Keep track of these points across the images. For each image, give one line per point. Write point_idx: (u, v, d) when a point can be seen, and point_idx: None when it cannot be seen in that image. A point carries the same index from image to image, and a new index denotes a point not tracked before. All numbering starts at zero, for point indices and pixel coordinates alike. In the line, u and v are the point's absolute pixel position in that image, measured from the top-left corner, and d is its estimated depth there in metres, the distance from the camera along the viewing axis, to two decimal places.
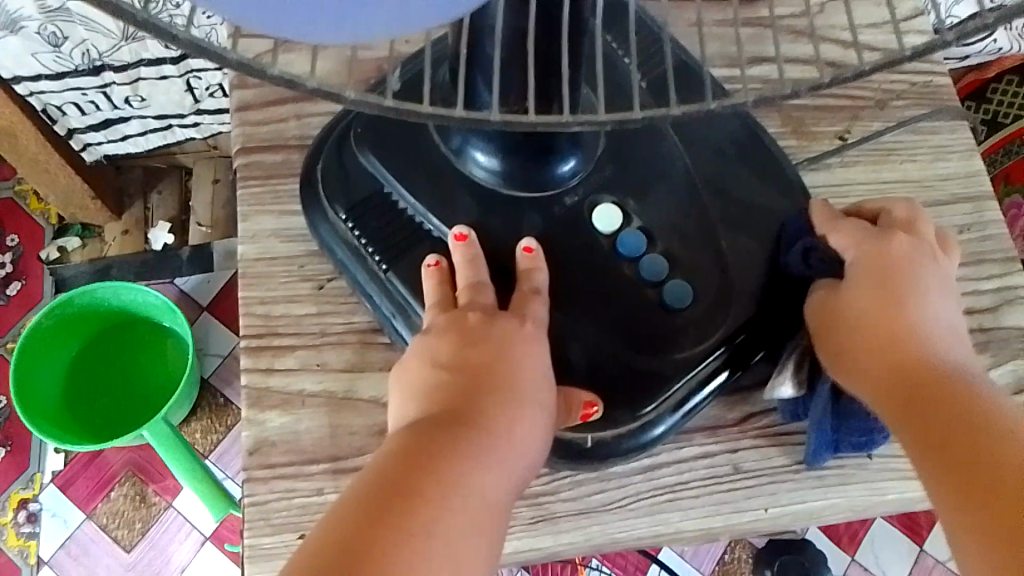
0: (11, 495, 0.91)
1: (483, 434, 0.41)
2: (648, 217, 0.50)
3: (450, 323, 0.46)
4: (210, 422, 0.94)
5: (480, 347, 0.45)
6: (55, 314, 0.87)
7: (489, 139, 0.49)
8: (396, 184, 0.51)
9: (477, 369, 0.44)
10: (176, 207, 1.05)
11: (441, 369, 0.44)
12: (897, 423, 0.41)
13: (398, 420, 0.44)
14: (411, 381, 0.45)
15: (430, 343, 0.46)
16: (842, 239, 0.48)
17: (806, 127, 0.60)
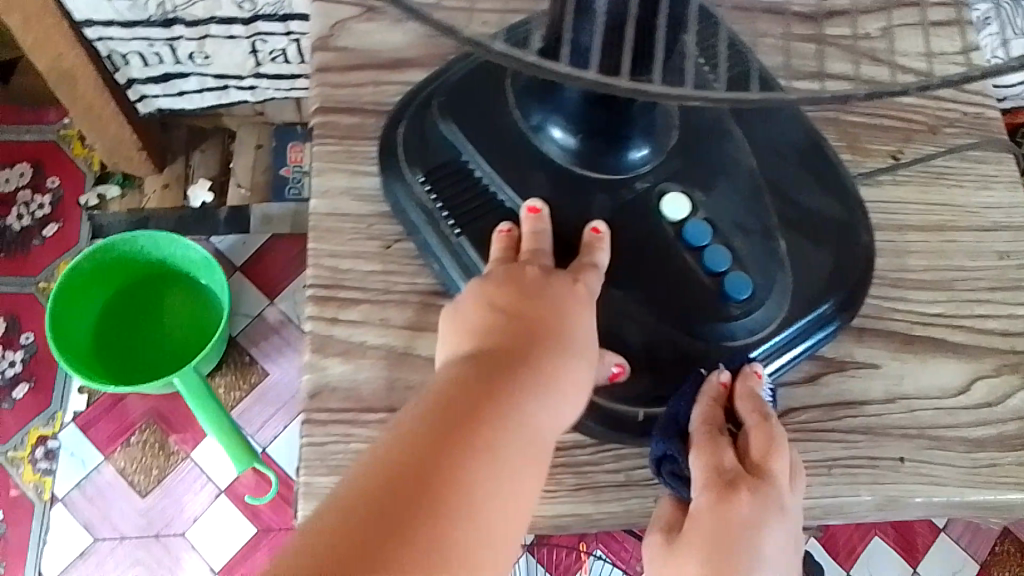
0: (31, 431, 0.93)
1: (532, 381, 0.43)
2: (714, 209, 0.52)
3: (508, 277, 0.48)
4: (235, 378, 0.98)
5: (536, 300, 0.47)
6: (95, 257, 0.89)
7: (570, 118, 0.51)
8: (473, 153, 0.53)
9: (531, 318, 0.46)
10: (217, 168, 1.06)
11: (496, 315, 0.46)
12: None
13: (450, 355, 0.46)
14: (466, 322, 0.47)
15: (491, 291, 0.47)
16: (701, 474, 0.48)
17: (862, 144, 0.62)
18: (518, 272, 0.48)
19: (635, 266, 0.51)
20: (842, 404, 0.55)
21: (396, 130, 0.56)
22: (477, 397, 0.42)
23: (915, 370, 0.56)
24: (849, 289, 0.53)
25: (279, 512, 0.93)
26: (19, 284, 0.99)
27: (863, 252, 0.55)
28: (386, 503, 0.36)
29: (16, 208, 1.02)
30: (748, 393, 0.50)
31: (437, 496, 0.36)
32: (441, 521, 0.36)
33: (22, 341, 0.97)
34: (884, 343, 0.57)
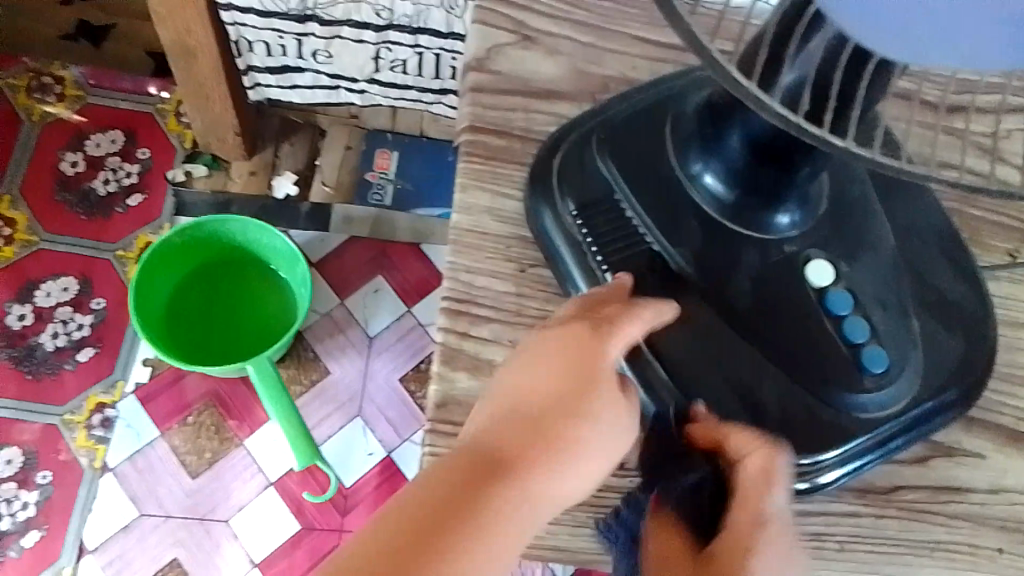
0: (90, 397, 0.94)
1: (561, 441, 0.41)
2: (857, 282, 0.54)
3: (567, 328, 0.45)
4: (296, 372, 0.98)
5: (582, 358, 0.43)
6: (186, 233, 0.90)
7: (732, 172, 0.53)
8: (628, 194, 0.55)
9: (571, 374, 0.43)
10: (304, 163, 1.06)
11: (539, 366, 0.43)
12: None
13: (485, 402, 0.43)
14: (512, 368, 0.44)
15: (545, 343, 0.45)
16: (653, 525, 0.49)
17: (982, 237, 0.64)
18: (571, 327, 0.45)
19: (774, 326, 0.53)
20: (946, 489, 0.56)
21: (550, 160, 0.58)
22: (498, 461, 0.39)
23: (1019, 465, 0.57)
24: (972, 381, 0.55)
25: (324, 512, 0.92)
26: (96, 248, 1.00)
27: (988, 341, 0.56)
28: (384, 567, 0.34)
29: (104, 172, 1.03)
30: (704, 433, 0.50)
31: (435, 561, 0.35)
32: None
33: (92, 306, 0.97)
34: (991, 435, 0.58)
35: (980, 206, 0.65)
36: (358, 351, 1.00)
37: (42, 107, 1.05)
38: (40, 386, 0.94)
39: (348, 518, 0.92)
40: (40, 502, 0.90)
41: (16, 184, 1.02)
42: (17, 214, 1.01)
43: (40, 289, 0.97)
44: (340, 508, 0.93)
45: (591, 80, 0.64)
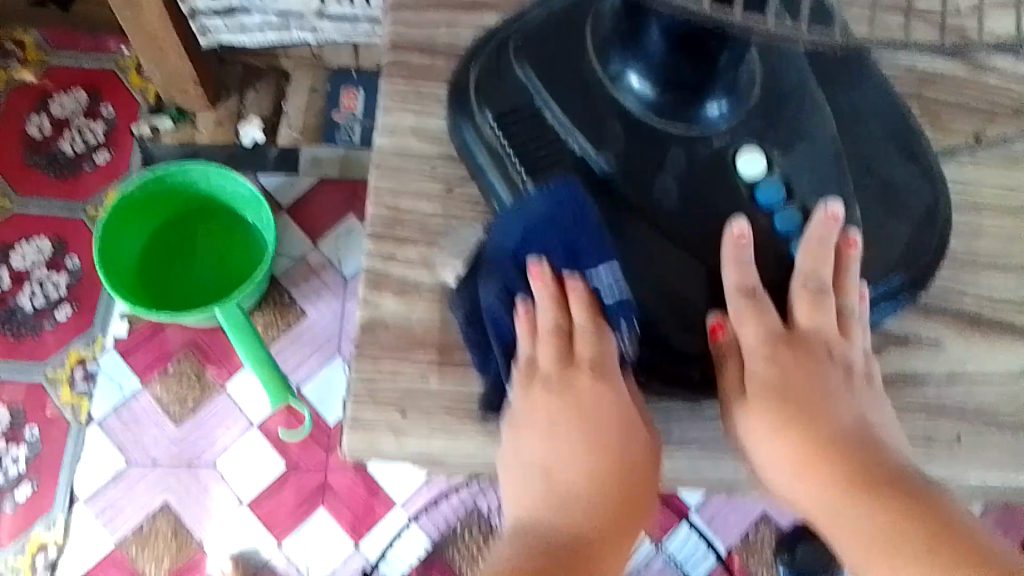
0: (71, 353, 0.96)
1: (611, 527, 0.45)
2: (790, 172, 0.51)
3: (569, 389, 0.48)
4: (273, 318, 0.98)
5: (592, 416, 0.48)
6: (148, 185, 0.89)
7: (652, 63, 0.49)
8: (546, 96, 0.52)
9: (608, 460, 0.47)
10: (269, 108, 1.04)
11: (566, 437, 0.47)
12: (855, 488, 0.42)
13: (553, 462, 0.47)
14: (547, 426, 0.48)
15: (542, 410, 0.48)
16: (547, 313, 0.50)
17: (942, 121, 0.60)
18: (578, 385, 0.49)
19: (701, 228, 0.50)
20: (900, 381, 0.54)
21: (469, 70, 0.56)
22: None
23: (978, 351, 0.55)
24: (922, 266, 0.53)
25: (306, 450, 0.94)
26: (68, 209, 1.00)
27: (940, 225, 0.53)
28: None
29: (70, 132, 1.03)
30: (734, 255, 0.49)
31: None
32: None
33: (68, 265, 0.98)
34: (949, 322, 0.55)
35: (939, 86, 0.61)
36: (335, 293, 0.99)
37: (6, 73, 1.05)
38: (23, 346, 0.96)
39: (332, 456, 0.94)
40: (30, 457, 0.93)
41: None
42: None
43: (16, 252, 0.98)
44: (324, 444, 0.95)
45: None
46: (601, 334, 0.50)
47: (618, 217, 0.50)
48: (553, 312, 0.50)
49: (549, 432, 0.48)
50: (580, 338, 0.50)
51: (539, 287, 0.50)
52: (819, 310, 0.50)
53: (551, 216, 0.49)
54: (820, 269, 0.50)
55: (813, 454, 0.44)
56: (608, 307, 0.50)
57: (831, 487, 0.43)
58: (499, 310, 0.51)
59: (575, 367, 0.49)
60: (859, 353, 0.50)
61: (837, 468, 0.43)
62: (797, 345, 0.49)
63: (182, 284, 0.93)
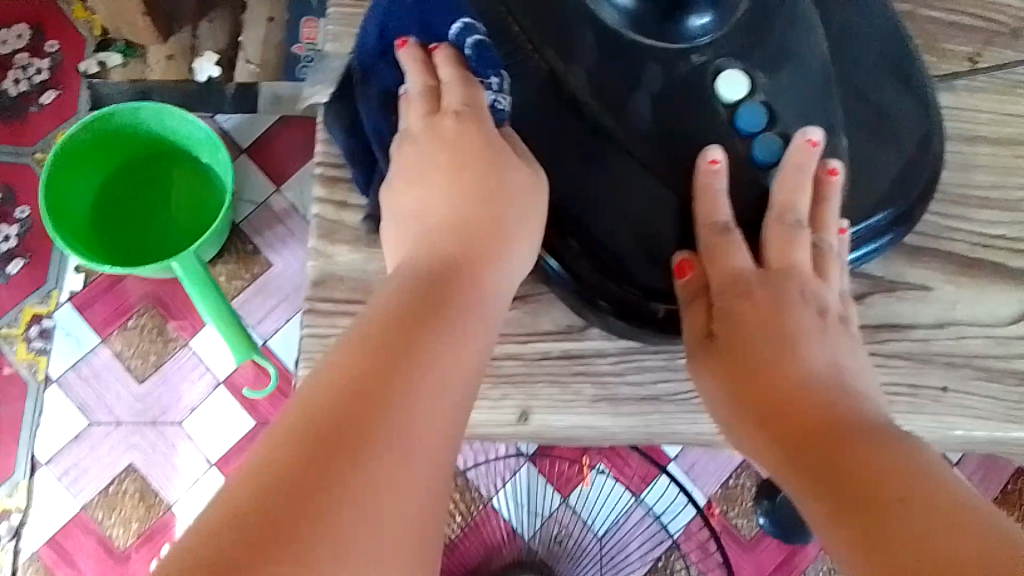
0: (26, 309, 0.91)
1: (488, 256, 0.43)
2: (774, 95, 0.47)
3: (432, 133, 0.48)
4: (237, 267, 0.94)
5: (462, 155, 0.47)
6: (92, 127, 0.83)
7: None
8: (514, 4, 0.47)
9: (483, 197, 0.45)
10: (225, 42, 0.98)
11: (440, 189, 0.46)
12: (811, 437, 0.37)
13: (428, 218, 0.45)
14: (429, 177, 0.47)
15: (414, 163, 0.48)
16: (415, 73, 0.50)
17: (938, 43, 0.56)
18: (441, 125, 0.48)
19: (672, 156, 0.47)
20: (886, 325, 0.51)
21: None
22: (463, 342, 0.37)
23: (969, 296, 0.52)
24: (914, 201, 0.49)
25: (275, 405, 0.91)
26: (15, 153, 0.95)
27: (933, 159, 0.49)
28: (321, 432, 0.29)
29: (12, 71, 0.97)
30: (705, 186, 0.46)
31: (414, 359, 0.34)
32: (411, 389, 0.32)
33: (17, 216, 0.93)
34: (938, 265, 0.52)
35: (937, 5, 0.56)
36: (300, 240, 0.95)
37: None
38: None
39: None
40: None
41: None
42: None
43: None
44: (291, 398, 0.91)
45: None
46: (466, 82, 0.50)
47: (590, 146, 0.46)
48: (421, 78, 0.50)
49: (419, 182, 0.47)
50: (449, 91, 0.50)
51: (406, 57, 0.51)
52: (791, 245, 0.46)
53: None
54: (797, 200, 0.46)
55: (771, 399, 0.40)
56: (470, 59, 0.50)
57: (789, 438, 0.38)
58: (375, 108, 0.52)
59: (443, 115, 0.49)
60: (835, 295, 0.47)
61: (793, 423, 0.39)
62: (771, 283, 0.45)
63: (143, 232, 0.89)
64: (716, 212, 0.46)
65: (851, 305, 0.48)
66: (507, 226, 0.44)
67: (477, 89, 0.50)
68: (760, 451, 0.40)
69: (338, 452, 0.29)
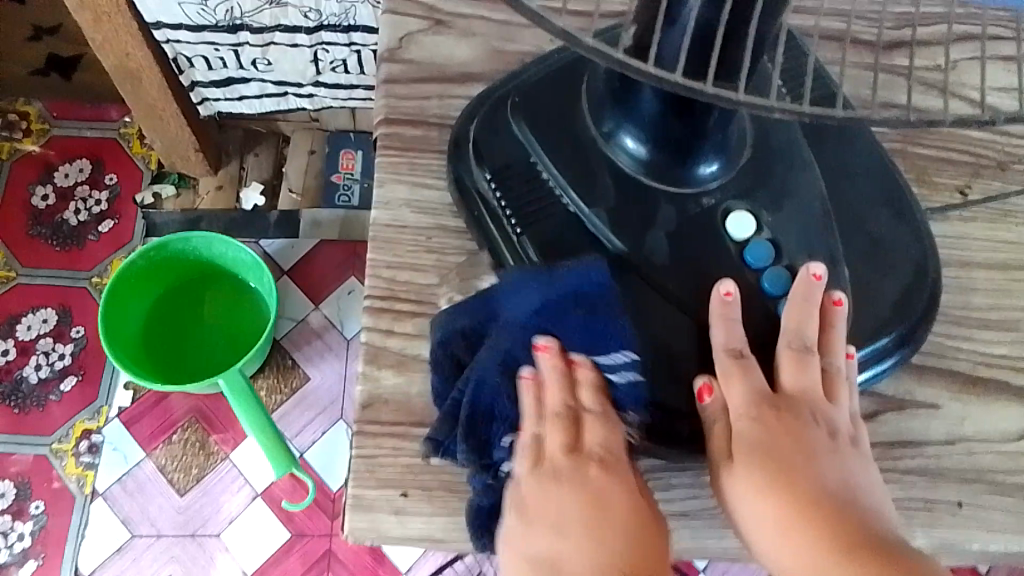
0: (76, 424, 0.96)
1: None
2: (779, 232, 0.52)
3: (576, 474, 0.45)
4: (276, 381, 0.98)
5: (610, 514, 0.43)
6: (150, 254, 0.90)
7: (645, 126, 0.51)
8: (543, 156, 0.54)
9: (626, 546, 0.42)
10: (269, 171, 1.06)
11: (574, 534, 0.43)
12: (832, 550, 0.41)
13: (565, 556, 0.42)
14: (564, 514, 0.44)
15: (551, 505, 0.44)
16: (557, 393, 0.47)
17: (929, 176, 0.61)
18: (588, 477, 0.45)
19: (689, 283, 0.51)
20: (899, 442, 0.54)
21: (469, 125, 0.57)
22: None
23: (975, 412, 0.55)
24: (914, 322, 0.53)
25: (311, 517, 0.94)
26: (72, 277, 1.02)
27: (929, 287, 0.54)
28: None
29: (74, 202, 1.05)
30: (722, 315, 0.50)
31: None
32: None
33: (72, 335, 0.99)
34: (944, 382, 0.56)
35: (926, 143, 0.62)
36: (338, 355, 1.00)
37: (10, 144, 1.07)
38: (29, 419, 0.97)
39: (335, 521, 0.94)
40: (36, 531, 0.93)
41: None
42: None
43: (21, 323, 1.00)
44: (328, 510, 0.95)
45: (508, 58, 0.63)
46: (611, 422, 0.47)
47: (614, 274, 0.51)
48: (563, 397, 0.47)
49: (557, 528, 0.43)
50: (590, 426, 0.47)
51: (546, 363, 0.47)
52: (804, 368, 0.50)
53: (577, 293, 0.47)
54: (804, 329, 0.50)
55: (794, 504, 0.44)
56: (618, 390, 0.47)
57: (810, 546, 0.42)
58: (493, 382, 0.47)
59: (585, 458, 0.46)
60: (845, 417, 0.49)
61: (814, 526, 0.42)
62: (788, 405, 0.49)
63: (190, 350, 0.94)
64: (735, 337, 0.50)
65: (862, 425, 0.51)
66: None
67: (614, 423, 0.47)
68: (775, 558, 0.43)
69: None
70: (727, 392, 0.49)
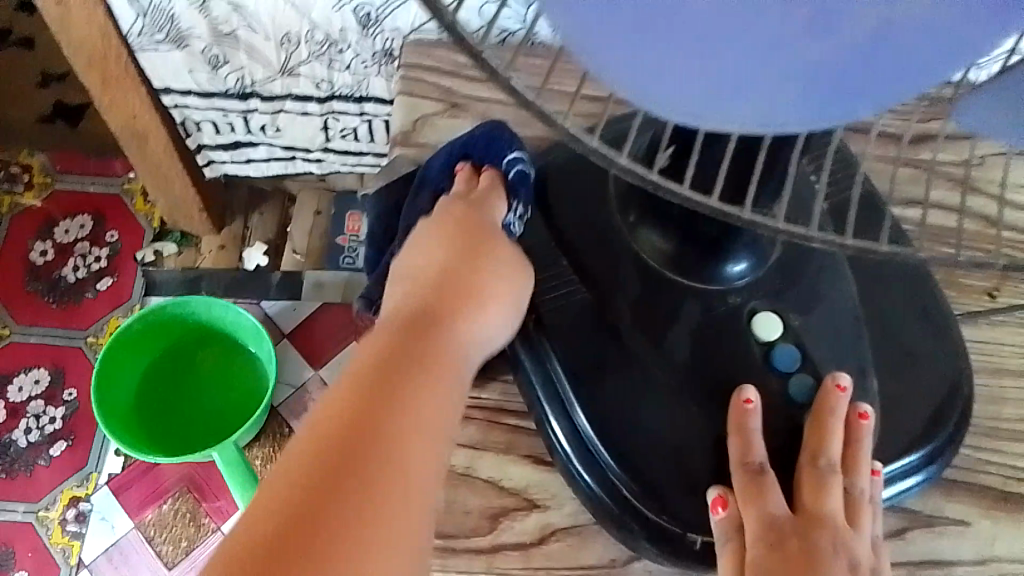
0: (64, 491, 0.94)
1: (478, 297, 0.48)
2: (806, 336, 0.50)
3: (451, 214, 0.54)
4: (272, 450, 0.93)
5: (474, 233, 0.52)
6: (148, 318, 0.88)
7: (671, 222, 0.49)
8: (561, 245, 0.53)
9: (471, 248, 0.52)
10: (274, 231, 1.05)
11: (442, 247, 0.52)
12: None
13: (428, 259, 0.51)
14: (433, 238, 0.53)
15: (427, 237, 0.53)
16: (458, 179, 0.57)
17: (956, 278, 0.59)
18: (460, 211, 0.54)
19: (709, 392, 0.49)
20: (928, 562, 0.52)
21: None
22: (440, 377, 0.42)
23: (1008, 532, 0.52)
24: (950, 434, 0.50)
25: None
26: (68, 336, 1.00)
27: (964, 404, 0.51)
28: (324, 473, 0.35)
29: (73, 259, 1.03)
30: (737, 427, 0.47)
31: (395, 398, 0.39)
32: (391, 423, 0.38)
33: (64, 397, 0.98)
34: (975, 500, 0.53)
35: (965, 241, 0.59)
36: None
37: (11, 198, 1.06)
38: (16, 484, 0.95)
39: None
40: None
41: None
42: None
43: (13, 383, 0.98)
44: None
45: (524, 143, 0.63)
46: (496, 187, 0.55)
47: (630, 378, 0.49)
48: (463, 182, 0.57)
49: (431, 243, 0.53)
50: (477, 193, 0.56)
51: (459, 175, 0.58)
52: (825, 491, 0.47)
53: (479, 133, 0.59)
54: (827, 446, 0.47)
55: None
56: (512, 181, 0.56)
57: None
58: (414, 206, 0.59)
59: (465, 205, 0.55)
60: (866, 545, 0.46)
61: None
62: (806, 531, 0.45)
63: (185, 415, 0.92)
64: (750, 452, 0.47)
65: (882, 549, 0.48)
66: (496, 274, 0.50)
67: (501, 200, 0.55)
68: None
69: (341, 482, 0.35)
70: (743, 512, 0.46)
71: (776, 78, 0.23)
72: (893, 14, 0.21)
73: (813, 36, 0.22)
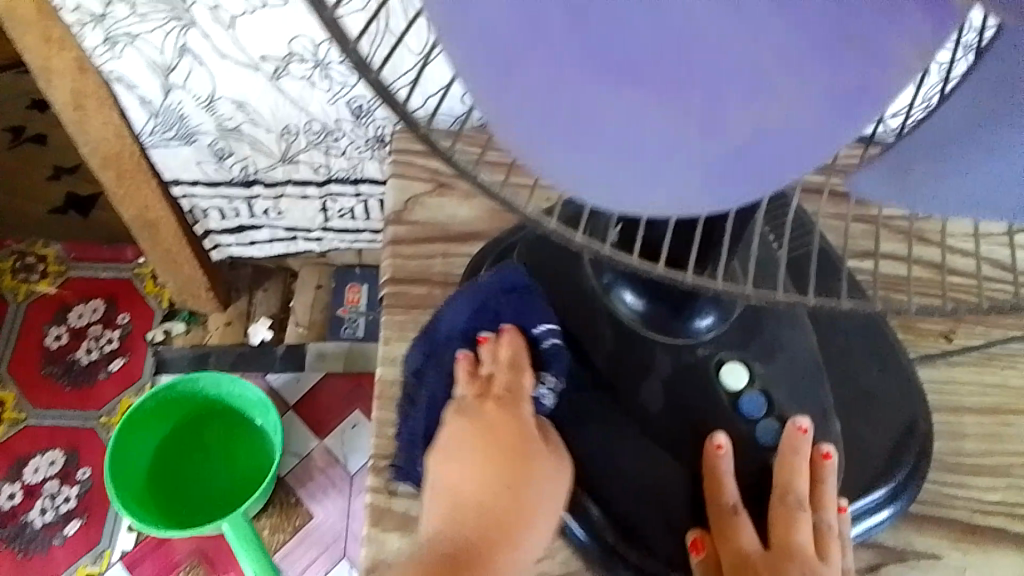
0: (79, 568, 0.97)
1: (515, 528, 0.49)
2: (771, 383, 0.53)
3: (482, 418, 0.53)
4: (280, 519, 0.98)
5: (505, 444, 0.52)
6: (159, 395, 0.92)
7: (638, 281, 0.52)
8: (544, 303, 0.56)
9: (506, 465, 0.51)
10: (277, 305, 1.09)
11: (474, 463, 0.51)
12: None
13: (463, 476, 0.51)
14: (461, 444, 0.52)
15: (458, 442, 0.52)
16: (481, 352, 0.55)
17: (914, 324, 0.64)
18: (489, 412, 0.53)
19: (684, 438, 0.52)
20: None
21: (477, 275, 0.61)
22: None
23: (976, 561, 0.55)
24: (910, 469, 0.54)
25: None
26: (82, 417, 1.04)
27: (922, 440, 0.55)
28: None
29: (86, 342, 1.08)
30: (711, 473, 0.51)
31: None
32: None
33: (79, 476, 1.01)
34: (943, 532, 0.56)
35: (923, 288, 0.64)
36: (340, 489, 1.00)
37: (27, 287, 1.11)
38: (32, 562, 0.97)
39: None
40: None
41: (4, 365, 1.07)
42: (6, 392, 1.06)
43: (29, 465, 1.02)
44: None
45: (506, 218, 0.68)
46: (523, 368, 0.54)
47: (608, 427, 0.53)
48: (488, 358, 0.55)
49: (460, 454, 0.52)
50: (500, 375, 0.55)
51: (484, 346, 0.55)
52: (792, 526, 0.51)
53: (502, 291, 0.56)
54: (795, 484, 0.50)
55: None
56: (545, 354, 0.55)
57: None
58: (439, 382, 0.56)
59: (491, 397, 0.54)
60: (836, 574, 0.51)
61: None
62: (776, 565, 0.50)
63: (195, 487, 0.95)
64: (723, 495, 0.51)
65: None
66: (535, 500, 0.50)
67: (530, 378, 0.55)
68: None
69: None
70: (719, 551, 0.50)
71: (672, 165, 0.26)
72: (761, 121, 0.24)
73: (700, 134, 0.25)
